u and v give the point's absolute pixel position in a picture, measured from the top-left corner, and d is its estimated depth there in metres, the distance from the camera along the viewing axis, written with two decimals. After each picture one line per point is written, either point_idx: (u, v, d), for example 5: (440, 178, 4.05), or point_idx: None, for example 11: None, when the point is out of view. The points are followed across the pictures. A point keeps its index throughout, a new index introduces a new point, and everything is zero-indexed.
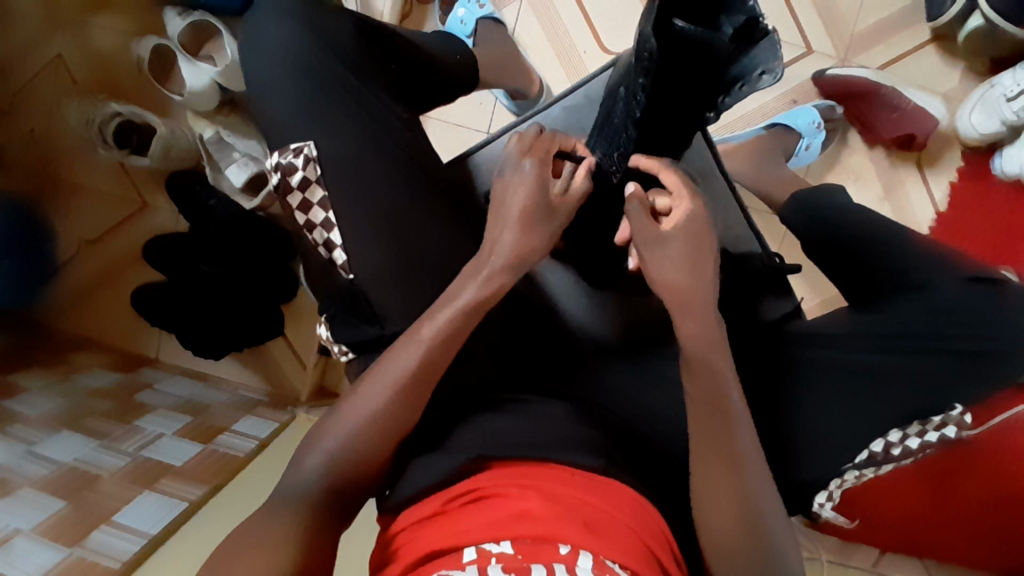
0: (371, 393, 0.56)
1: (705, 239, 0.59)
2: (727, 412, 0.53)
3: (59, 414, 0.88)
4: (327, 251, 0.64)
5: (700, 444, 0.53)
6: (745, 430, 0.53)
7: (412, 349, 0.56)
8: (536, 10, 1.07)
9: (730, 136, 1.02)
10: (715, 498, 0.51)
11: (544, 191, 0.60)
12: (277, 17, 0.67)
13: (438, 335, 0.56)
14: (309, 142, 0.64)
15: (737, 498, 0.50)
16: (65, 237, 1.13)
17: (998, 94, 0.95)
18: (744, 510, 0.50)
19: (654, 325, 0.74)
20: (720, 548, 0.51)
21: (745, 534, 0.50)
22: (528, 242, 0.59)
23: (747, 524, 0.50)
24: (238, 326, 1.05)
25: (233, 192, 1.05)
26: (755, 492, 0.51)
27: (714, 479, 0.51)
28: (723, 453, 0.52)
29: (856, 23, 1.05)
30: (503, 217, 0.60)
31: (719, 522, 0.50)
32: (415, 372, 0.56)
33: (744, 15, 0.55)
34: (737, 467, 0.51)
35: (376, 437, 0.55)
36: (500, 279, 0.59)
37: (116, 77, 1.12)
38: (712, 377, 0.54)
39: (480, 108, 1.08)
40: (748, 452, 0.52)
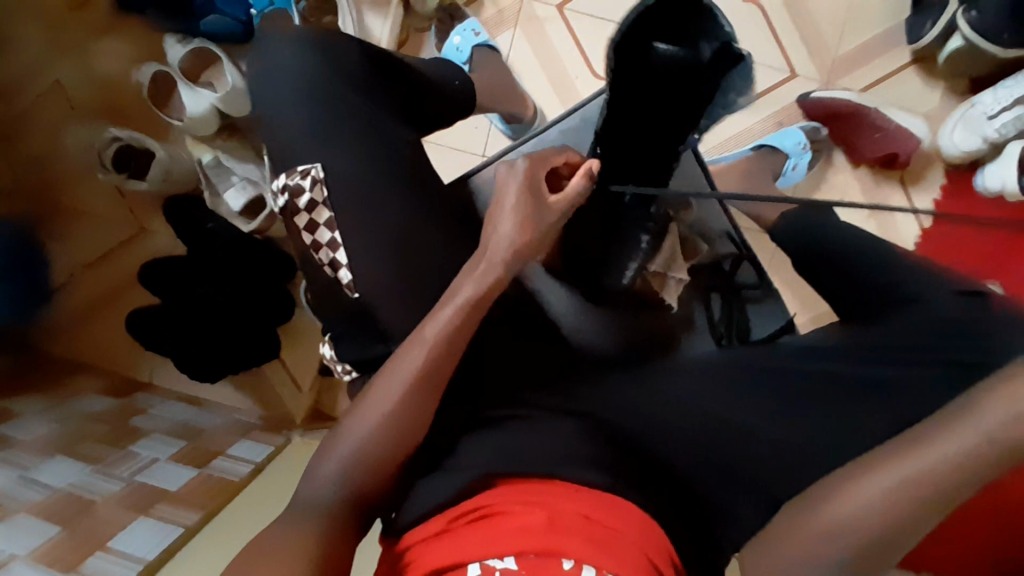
0: (383, 394, 0.57)
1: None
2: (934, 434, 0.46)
3: (52, 439, 0.88)
4: (332, 270, 0.66)
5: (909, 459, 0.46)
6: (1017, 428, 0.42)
7: (417, 350, 0.58)
8: (529, 37, 1.11)
9: (719, 157, 1.05)
10: (887, 495, 0.45)
11: (537, 192, 0.66)
12: (286, 45, 0.69)
13: (439, 336, 0.58)
14: (316, 164, 0.65)
15: (906, 521, 0.44)
16: (59, 264, 1.13)
17: (978, 113, 0.99)
18: (906, 530, 0.44)
19: (652, 338, 0.75)
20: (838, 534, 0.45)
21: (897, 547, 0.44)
22: (524, 238, 0.63)
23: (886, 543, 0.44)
24: (234, 351, 1.04)
25: (232, 216, 1.05)
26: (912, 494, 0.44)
27: (909, 475, 0.44)
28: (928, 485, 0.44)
29: (838, 49, 1.09)
30: (497, 216, 0.65)
31: (858, 525, 0.45)
32: (422, 372, 0.57)
33: (717, 40, 0.74)
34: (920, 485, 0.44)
35: (386, 442, 0.56)
36: (495, 272, 0.61)
37: (112, 101, 1.12)
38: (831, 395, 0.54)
39: (474, 132, 1.10)
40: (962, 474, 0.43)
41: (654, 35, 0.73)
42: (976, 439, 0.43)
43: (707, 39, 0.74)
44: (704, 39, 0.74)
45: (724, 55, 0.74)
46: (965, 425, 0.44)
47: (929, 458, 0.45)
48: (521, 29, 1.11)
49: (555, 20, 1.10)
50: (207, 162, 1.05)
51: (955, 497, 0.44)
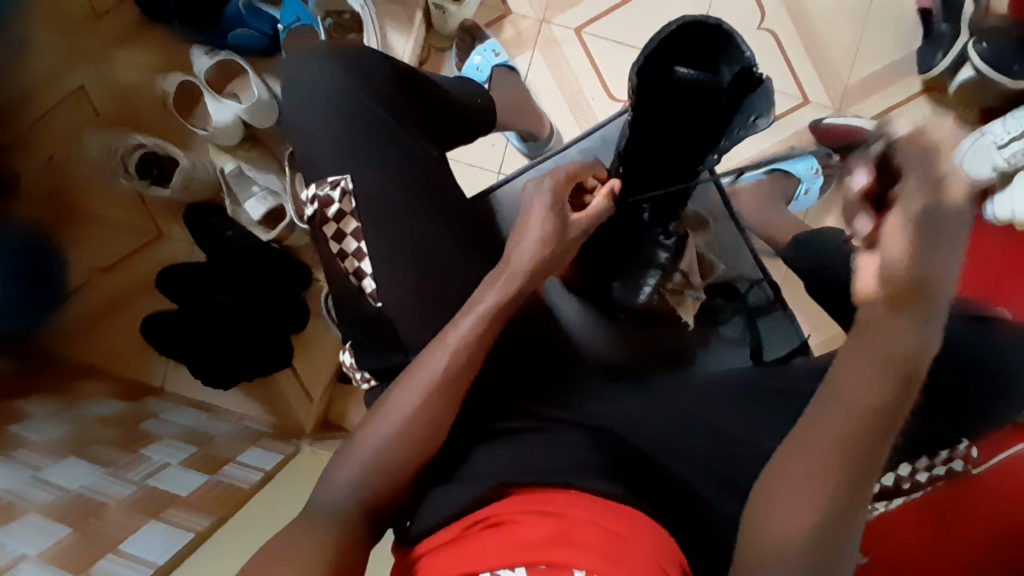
0: (402, 399, 0.58)
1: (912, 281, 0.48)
2: (873, 421, 0.44)
3: (64, 441, 0.88)
4: (357, 278, 0.67)
5: (826, 444, 0.44)
6: (884, 395, 0.45)
7: (438, 356, 0.59)
8: (547, 58, 1.13)
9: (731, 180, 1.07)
10: (824, 460, 0.43)
11: (559, 209, 0.67)
12: (317, 59, 0.71)
13: (461, 343, 0.60)
14: (345, 175, 0.66)
15: (823, 506, 0.42)
16: (77, 267, 1.14)
17: (988, 142, 1.00)
18: (833, 519, 0.42)
19: (657, 354, 0.78)
20: (766, 546, 0.43)
21: (849, 512, 0.43)
22: (545, 253, 0.65)
23: (838, 511, 0.42)
24: (247, 359, 1.05)
25: (251, 225, 1.05)
26: (838, 503, 0.43)
27: (836, 429, 0.44)
28: (846, 466, 0.43)
29: (850, 77, 1.11)
30: (522, 231, 0.66)
31: (801, 506, 0.42)
32: (444, 377, 0.59)
33: (738, 65, 0.68)
34: (847, 475, 0.43)
35: (405, 447, 0.57)
36: (516, 283, 0.63)
37: (138, 109, 1.15)
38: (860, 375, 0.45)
39: (491, 149, 1.12)
40: (871, 419, 0.44)
41: (676, 58, 0.70)
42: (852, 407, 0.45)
43: (728, 63, 0.70)
44: (726, 62, 0.70)
45: (743, 82, 0.69)
46: (841, 384, 0.46)
47: (827, 434, 0.44)
48: (539, 50, 1.13)
49: (572, 43, 1.13)
50: (229, 170, 1.06)
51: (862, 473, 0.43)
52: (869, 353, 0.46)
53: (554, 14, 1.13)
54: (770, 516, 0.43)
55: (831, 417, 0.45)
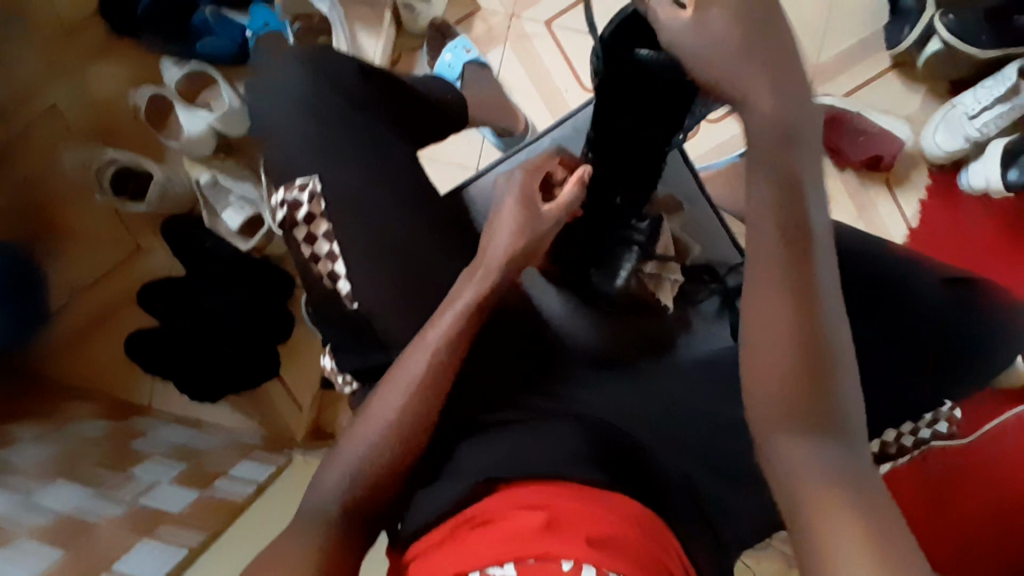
0: (385, 401, 0.58)
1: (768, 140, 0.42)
2: (805, 250, 0.43)
3: (51, 463, 0.87)
4: (332, 280, 0.66)
5: (771, 293, 0.43)
6: (791, 214, 0.42)
7: (418, 356, 0.59)
8: (518, 52, 1.13)
9: (708, 164, 1.07)
10: (771, 307, 0.43)
11: (530, 202, 0.66)
12: (285, 62, 0.71)
13: (441, 341, 0.59)
14: (313, 177, 0.66)
15: (797, 361, 0.42)
16: (59, 285, 1.11)
17: (960, 113, 1.02)
18: (810, 362, 0.42)
19: (638, 325, 0.78)
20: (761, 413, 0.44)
21: (819, 348, 0.42)
22: (520, 244, 0.64)
23: (812, 358, 0.42)
24: (233, 371, 1.04)
25: (229, 235, 1.05)
26: (812, 350, 0.42)
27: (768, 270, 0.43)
28: (798, 304, 0.42)
29: (820, 55, 1.11)
30: (497, 225, 0.66)
31: (772, 357, 0.42)
32: (425, 377, 0.59)
33: None
34: (806, 314, 0.42)
35: (391, 449, 0.57)
36: (493, 277, 0.63)
37: (110, 123, 1.13)
38: (762, 215, 0.43)
39: (469, 147, 1.11)
40: (790, 247, 0.42)
41: None
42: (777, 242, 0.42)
43: None
44: None
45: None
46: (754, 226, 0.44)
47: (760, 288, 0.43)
48: (510, 44, 1.13)
49: (543, 37, 1.13)
50: (203, 181, 1.04)
51: (820, 304, 0.43)
52: (765, 185, 0.43)
53: (523, 9, 1.13)
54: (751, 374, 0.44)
55: (764, 270, 0.43)
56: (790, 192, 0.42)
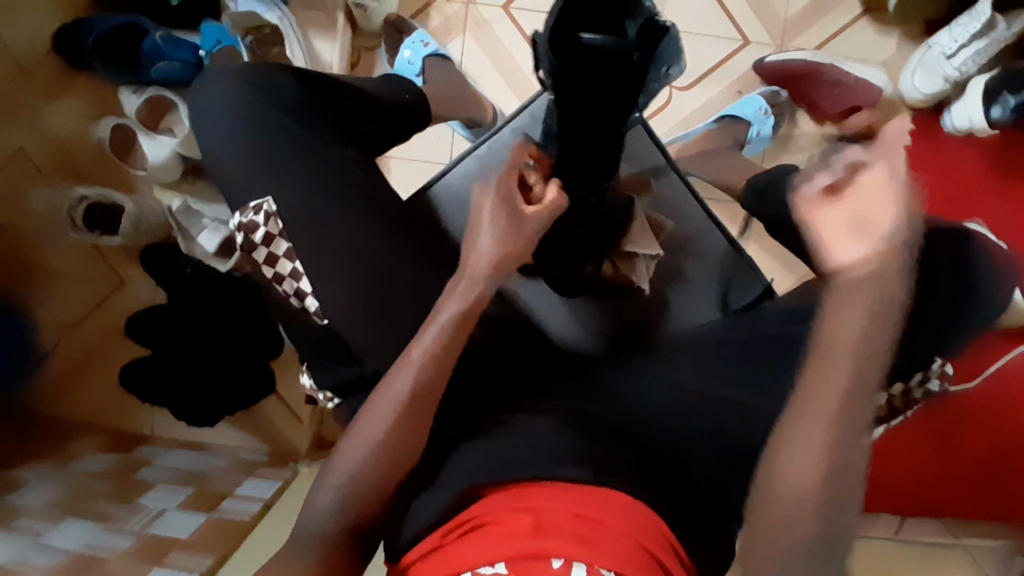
0: (372, 422, 0.57)
1: (866, 293, 0.49)
2: (855, 360, 0.49)
3: (60, 502, 0.87)
4: (298, 299, 0.65)
5: (833, 388, 0.49)
6: (862, 329, 0.49)
7: (404, 373, 0.58)
8: (479, 40, 1.11)
9: (681, 135, 1.04)
10: (827, 396, 0.48)
11: (512, 201, 0.62)
12: (224, 80, 0.69)
13: (427, 355, 0.58)
14: (268, 198, 0.65)
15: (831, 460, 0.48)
16: (46, 324, 1.11)
17: (937, 54, 0.98)
18: (838, 466, 0.48)
19: (637, 326, 0.81)
20: (783, 495, 0.48)
21: (849, 450, 0.48)
22: (502, 248, 0.61)
23: (839, 467, 0.48)
24: (227, 391, 1.05)
25: (207, 258, 1.04)
26: (846, 451, 0.48)
27: (819, 421, 0.48)
28: (842, 413, 0.48)
29: (787, 9, 1.07)
30: (476, 228, 0.63)
31: (813, 452, 0.48)
32: (412, 394, 0.57)
33: (642, 18, 0.60)
34: (846, 420, 0.48)
35: (378, 470, 0.56)
36: (477, 288, 0.61)
37: (77, 156, 1.13)
38: (845, 317, 0.50)
39: (438, 141, 1.10)
40: (857, 365, 0.49)
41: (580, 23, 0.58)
42: (847, 348, 0.49)
43: (632, 18, 0.60)
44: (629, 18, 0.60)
45: (650, 33, 0.60)
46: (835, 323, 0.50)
47: (823, 383, 0.49)
48: (470, 33, 1.11)
49: (502, 21, 1.10)
50: (176, 208, 1.04)
51: (857, 413, 0.48)
52: (863, 305, 0.49)
53: None
54: (774, 485, 0.49)
55: (823, 367, 0.49)
56: (869, 313, 0.50)
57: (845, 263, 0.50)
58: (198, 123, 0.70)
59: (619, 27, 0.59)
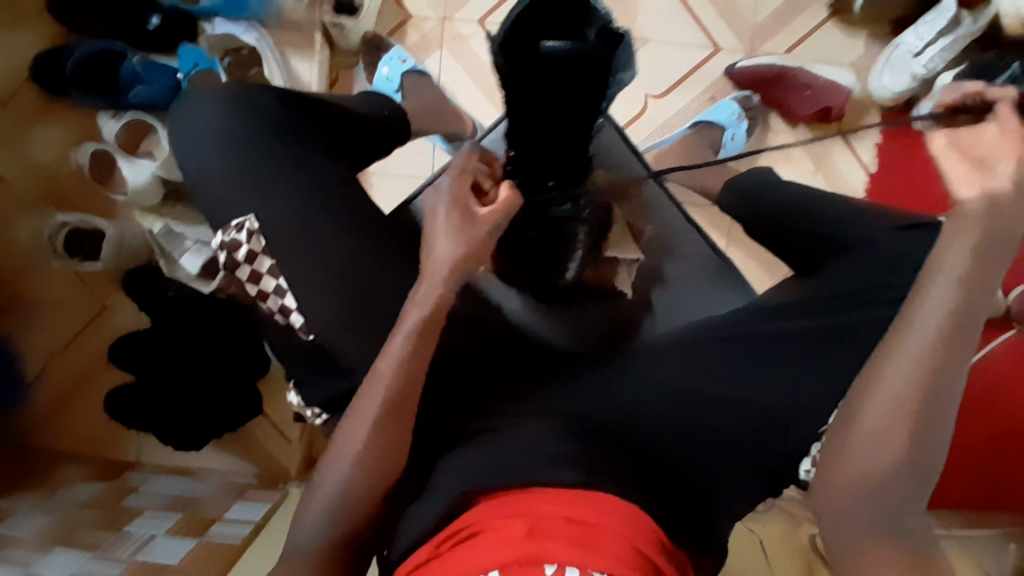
0: (350, 435, 0.56)
1: (986, 228, 0.51)
2: (967, 301, 0.50)
3: (48, 532, 0.85)
4: (283, 316, 0.66)
5: (941, 322, 0.49)
6: (967, 270, 0.50)
7: (375, 385, 0.56)
8: (456, 55, 1.12)
9: (659, 142, 1.06)
10: (926, 333, 0.49)
11: (463, 204, 0.63)
12: (204, 101, 0.70)
13: (395, 367, 0.56)
14: (249, 215, 0.65)
15: (920, 404, 0.49)
16: (31, 354, 1.10)
17: (903, 52, 1.02)
18: (927, 409, 0.49)
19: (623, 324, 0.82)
20: (868, 431, 0.50)
21: (942, 390, 0.49)
22: (461, 249, 0.61)
23: (928, 410, 0.49)
24: (215, 414, 1.04)
25: (189, 280, 1.03)
26: (942, 392, 0.49)
27: (915, 358, 0.49)
28: (943, 351, 0.49)
29: (756, 16, 1.10)
30: (432, 234, 0.63)
31: (894, 390, 0.49)
32: (387, 405, 0.56)
33: (597, 24, 0.59)
34: (946, 359, 0.49)
35: (365, 482, 0.55)
36: (437, 292, 0.59)
37: (64, 186, 1.12)
38: (953, 253, 0.51)
39: (419, 157, 1.11)
40: (956, 310, 0.49)
41: (538, 32, 0.58)
42: (955, 285, 0.50)
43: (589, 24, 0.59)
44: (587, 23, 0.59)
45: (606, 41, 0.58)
46: (942, 260, 0.51)
47: (926, 321, 0.50)
48: (447, 49, 1.12)
49: (478, 36, 1.12)
50: (157, 231, 1.04)
51: (955, 354, 0.49)
52: (977, 242, 0.50)
53: (454, 11, 1.12)
54: (862, 420, 0.50)
55: (941, 297, 0.50)
56: (978, 252, 0.50)
57: (963, 198, 0.53)
58: (179, 145, 0.70)
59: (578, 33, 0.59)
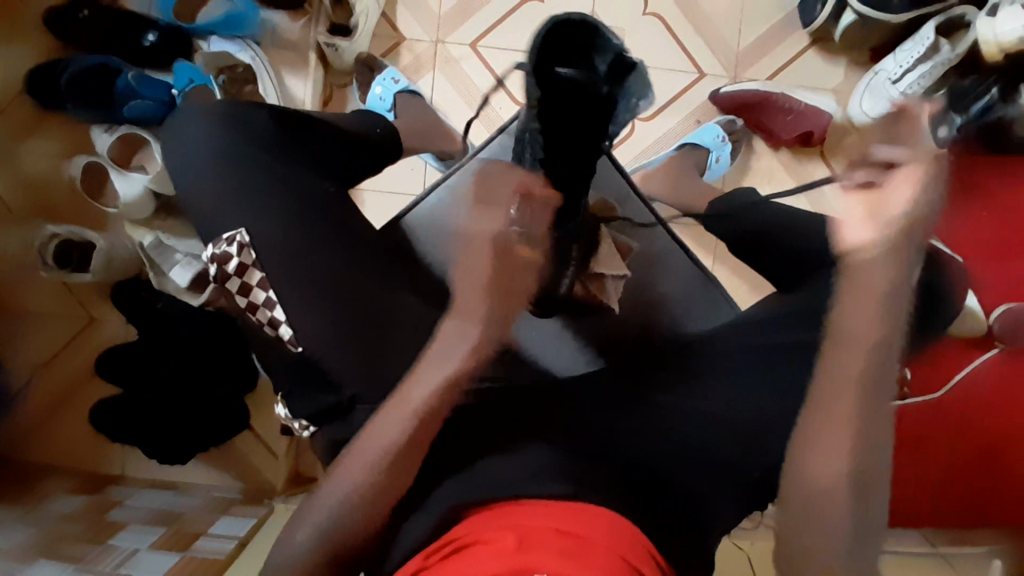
0: (357, 464, 0.59)
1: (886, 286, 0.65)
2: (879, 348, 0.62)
3: (31, 544, 0.83)
4: (273, 328, 0.66)
5: (861, 368, 0.62)
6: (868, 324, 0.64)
7: (392, 425, 0.60)
8: (448, 76, 1.14)
9: (646, 163, 1.08)
10: (850, 376, 0.62)
11: (499, 269, 0.68)
12: (197, 118, 0.71)
13: (418, 412, 0.61)
14: (240, 229, 0.66)
15: (854, 435, 0.59)
16: (16, 366, 1.09)
17: (883, 79, 1.05)
18: (861, 439, 0.59)
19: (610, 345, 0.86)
20: (818, 466, 0.59)
21: (872, 427, 0.60)
22: (490, 315, 0.65)
23: (863, 439, 0.59)
24: (202, 427, 1.04)
25: (179, 293, 1.05)
26: (871, 428, 0.60)
27: (844, 395, 0.61)
28: (866, 389, 0.61)
29: (739, 43, 1.13)
30: (464, 299, 0.66)
31: (833, 428, 0.60)
32: (403, 444, 0.60)
33: (610, 54, 0.64)
34: (869, 398, 0.60)
35: (361, 507, 0.58)
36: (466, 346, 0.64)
37: (51, 199, 1.12)
38: (862, 313, 0.65)
39: (412, 173, 1.12)
40: (873, 354, 0.62)
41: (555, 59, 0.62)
42: (867, 335, 0.63)
43: (601, 54, 0.65)
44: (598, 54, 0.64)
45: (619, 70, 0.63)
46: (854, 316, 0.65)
47: (846, 370, 0.62)
48: (439, 70, 1.15)
49: (470, 58, 1.15)
50: (148, 243, 1.04)
51: (879, 394, 0.61)
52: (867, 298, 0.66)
53: (446, 33, 1.15)
54: (805, 457, 0.61)
55: (844, 351, 0.64)
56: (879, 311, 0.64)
57: (857, 246, 0.69)
58: (172, 158, 0.71)
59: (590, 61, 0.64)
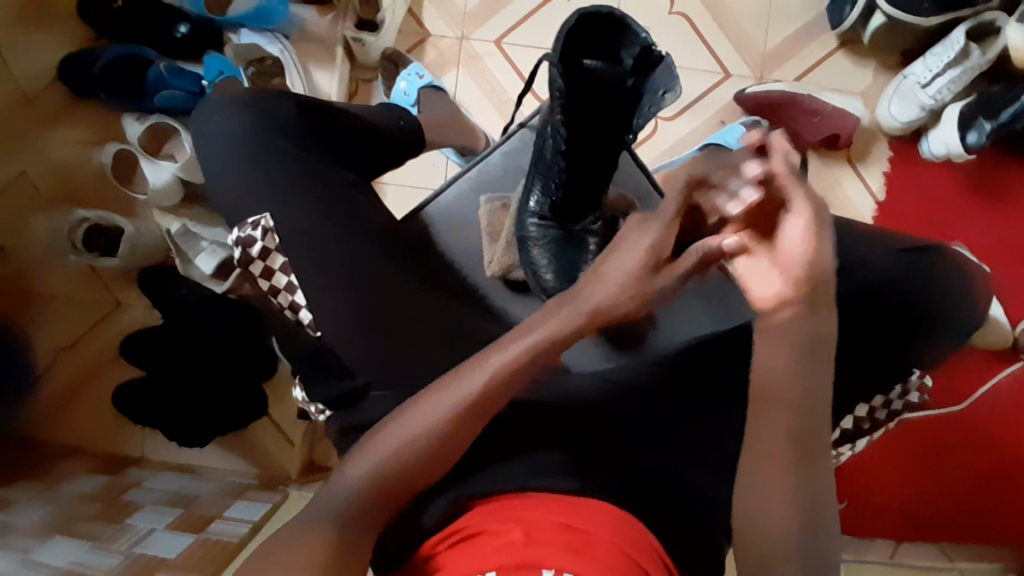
0: (367, 456, 0.54)
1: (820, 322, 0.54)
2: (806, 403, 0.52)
3: (49, 521, 0.85)
4: (293, 312, 0.68)
5: (787, 423, 0.51)
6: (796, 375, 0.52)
7: (420, 420, 0.54)
8: (472, 73, 1.15)
9: (669, 162, 1.07)
10: (783, 433, 0.51)
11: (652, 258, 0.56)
12: (225, 106, 0.72)
13: (451, 412, 0.54)
14: (264, 214, 0.67)
15: (802, 491, 0.50)
16: (42, 349, 1.12)
17: (912, 83, 1.04)
18: (811, 493, 0.51)
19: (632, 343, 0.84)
20: (763, 520, 0.50)
21: (814, 477, 0.51)
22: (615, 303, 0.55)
23: (809, 494, 0.50)
24: (219, 412, 1.06)
25: (204, 279, 1.09)
26: (817, 485, 0.51)
27: (777, 451, 0.51)
28: (798, 444, 0.51)
29: (766, 43, 1.13)
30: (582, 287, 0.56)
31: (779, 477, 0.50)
32: (428, 437, 0.53)
33: (636, 47, 0.66)
34: (805, 454, 0.51)
35: (365, 497, 0.53)
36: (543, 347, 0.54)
37: (78, 185, 1.15)
38: (776, 353, 0.53)
39: (433, 168, 1.13)
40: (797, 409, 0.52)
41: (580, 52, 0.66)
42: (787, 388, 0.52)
43: (627, 47, 0.67)
44: (625, 49, 0.67)
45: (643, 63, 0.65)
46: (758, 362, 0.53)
47: (783, 421, 0.51)
48: (463, 66, 1.15)
49: (493, 55, 1.15)
50: (174, 230, 1.08)
51: (811, 445, 0.52)
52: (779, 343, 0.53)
53: (471, 31, 1.16)
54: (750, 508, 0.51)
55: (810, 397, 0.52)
56: (800, 360, 0.53)
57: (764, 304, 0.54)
58: (200, 145, 0.73)
59: (615, 55, 0.68)
